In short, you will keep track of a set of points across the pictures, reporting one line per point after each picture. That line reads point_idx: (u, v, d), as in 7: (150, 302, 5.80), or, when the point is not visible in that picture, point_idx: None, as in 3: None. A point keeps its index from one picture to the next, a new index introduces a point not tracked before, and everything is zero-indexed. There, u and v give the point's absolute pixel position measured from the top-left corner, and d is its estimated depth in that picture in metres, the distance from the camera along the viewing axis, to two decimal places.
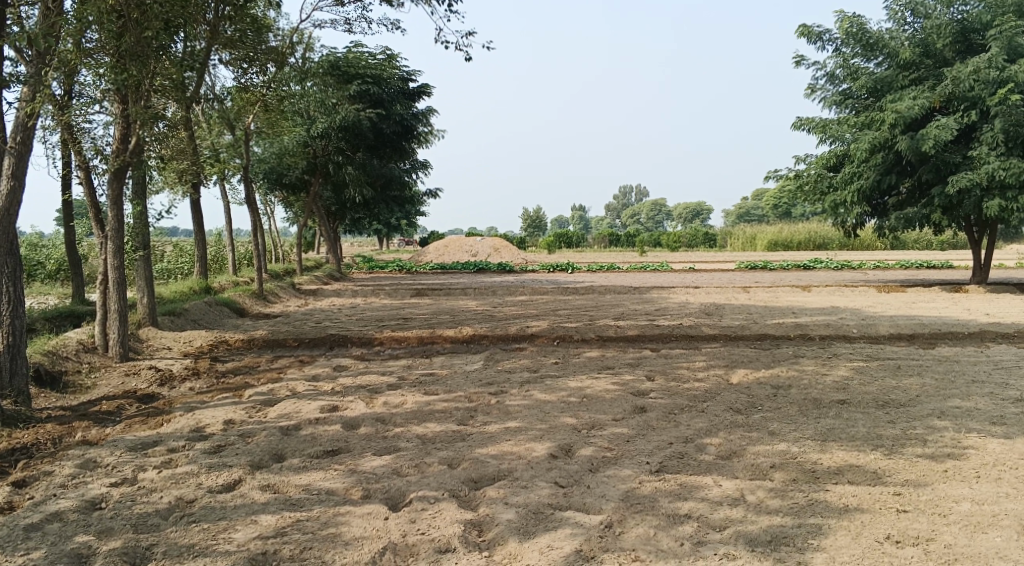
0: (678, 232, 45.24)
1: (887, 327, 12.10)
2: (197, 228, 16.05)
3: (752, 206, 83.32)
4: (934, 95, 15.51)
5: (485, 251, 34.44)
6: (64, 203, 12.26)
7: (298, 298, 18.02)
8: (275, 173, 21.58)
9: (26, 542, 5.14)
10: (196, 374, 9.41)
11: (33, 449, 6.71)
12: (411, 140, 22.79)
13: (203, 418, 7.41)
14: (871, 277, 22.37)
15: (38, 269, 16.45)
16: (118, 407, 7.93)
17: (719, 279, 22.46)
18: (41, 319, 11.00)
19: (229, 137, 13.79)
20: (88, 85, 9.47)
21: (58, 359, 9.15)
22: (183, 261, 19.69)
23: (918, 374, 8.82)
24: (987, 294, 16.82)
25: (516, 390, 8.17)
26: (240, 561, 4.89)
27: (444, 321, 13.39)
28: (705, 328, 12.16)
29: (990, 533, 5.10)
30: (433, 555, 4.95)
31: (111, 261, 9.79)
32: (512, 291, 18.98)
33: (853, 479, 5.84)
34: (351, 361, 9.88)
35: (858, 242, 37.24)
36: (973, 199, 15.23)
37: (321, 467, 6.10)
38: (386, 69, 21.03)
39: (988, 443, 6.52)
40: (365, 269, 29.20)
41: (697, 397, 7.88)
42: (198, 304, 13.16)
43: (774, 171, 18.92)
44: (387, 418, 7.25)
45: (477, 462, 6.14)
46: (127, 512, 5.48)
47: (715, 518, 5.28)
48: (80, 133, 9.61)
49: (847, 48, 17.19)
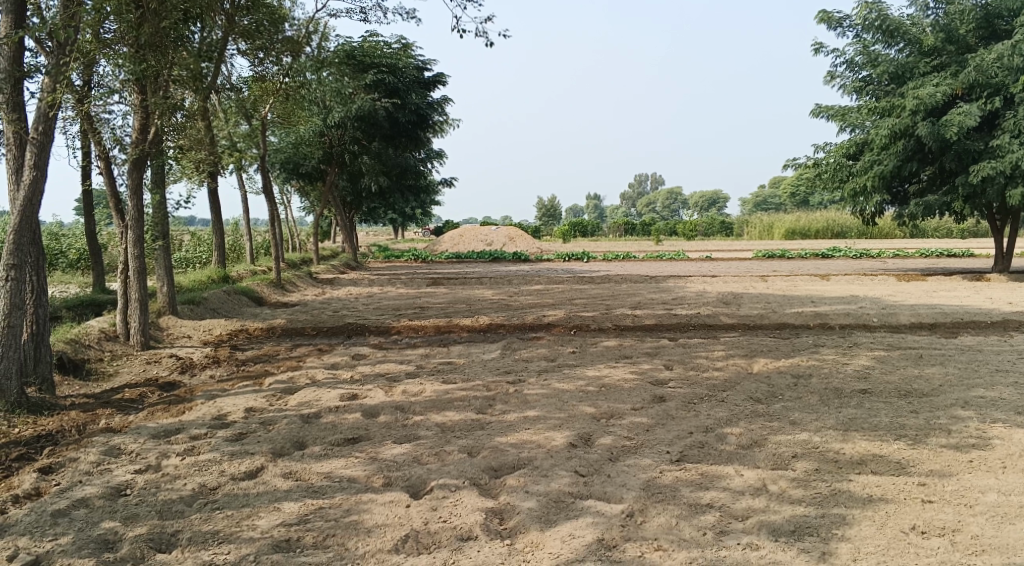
0: (694, 221, 45.18)
1: (907, 317, 11.98)
2: (215, 218, 16.13)
3: (769, 195, 82.79)
4: (957, 81, 15.29)
5: (500, 241, 34.43)
6: (85, 193, 12.36)
7: (315, 287, 18.10)
8: (291, 162, 21.65)
9: (54, 528, 5.20)
10: (216, 362, 9.48)
11: (58, 436, 6.79)
12: (426, 130, 22.77)
13: (224, 406, 7.46)
14: (891, 266, 22.16)
15: (59, 258, 16.59)
16: (140, 395, 8.00)
17: (735, 268, 22.32)
18: (64, 307, 11.12)
19: (246, 127, 13.86)
20: (107, 75, 9.51)
21: (81, 347, 9.23)
22: (201, 250, 19.83)
23: (940, 364, 8.73)
24: (1009, 283, 16.63)
25: (534, 379, 8.17)
26: (263, 547, 4.92)
27: (461, 310, 13.40)
28: (723, 317, 12.11)
29: (1017, 524, 5.04)
30: (455, 543, 4.95)
31: (131, 251, 9.85)
32: (529, 280, 18.96)
33: (876, 469, 5.80)
34: (370, 349, 9.90)
35: (877, 231, 36.92)
36: (996, 188, 15.02)
37: (342, 455, 6.12)
38: (402, 58, 21.01)
39: (1014, 433, 6.44)
40: (381, 259, 29.30)
41: (716, 387, 7.85)
42: (217, 293, 13.23)
43: (792, 159, 18.77)
44: (406, 406, 7.27)
45: (497, 451, 6.14)
46: (151, 498, 5.53)
47: (737, 507, 5.26)
48: (99, 124, 9.67)
49: (867, 34, 16.96)
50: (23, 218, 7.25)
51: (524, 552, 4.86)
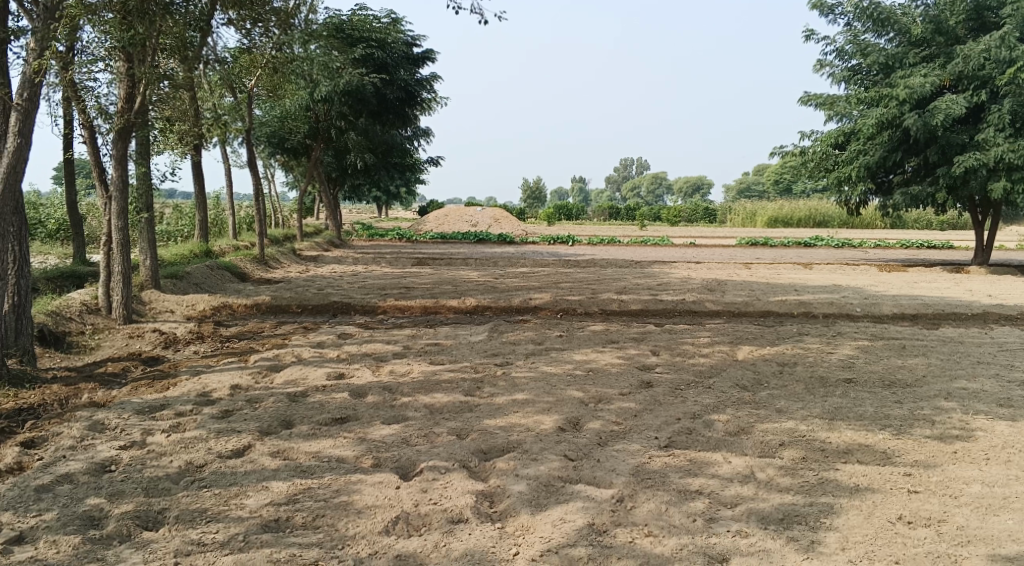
0: (678, 207, 45.64)
1: (890, 307, 12.06)
2: (198, 190, 15.92)
3: (753, 183, 83.29)
4: (944, 73, 15.37)
5: (485, 222, 34.35)
6: (66, 162, 12.12)
7: (299, 264, 17.93)
8: (276, 137, 21.39)
9: (38, 503, 5.13)
10: (200, 338, 9.39)
11: (40, 409, 6.70)
12: (414, 107, 22.58)
13: (210, 382, 7.39)
14: (872, 256, 22.32)
15: (38, 229, 16.32)
16: (123, 369, 7.91)
17: (720, 254, 22.40)
18: (44, 279, 10.93)
19: (231, 99, 13.68)
20: (92, 42, 9.33)
21: (62, 319, 9.11)
22: (183, 223, 19.59)
23: (923, 355, 8.82)
24: (989, 276, 16.80)
25: (521, 362, 8.17)
26: (253, 527, 4.88)
27: (446, 291, 13.32)
28: (708, 303, 12.16)
29: (1001, 516, 5.10)
30: (446, 525, 4.94)
31: (115, 222, 9.68)
32: (514, 262, 18.92)
33: (862, 458, 5.85)
34: (356, 329, 9.84)
35: (859, 220, 37.13)
36: (979, 180, 15.12)
37: (330, 435, 6.09)
38: (391, 33, 20.76)
39: (996, 426, 6.52)
40: (365, 237, 29.10)
41: (703, 373, 7.88)
42: (200, 268, 13.09)
43: (779, 146, 18.82)
44: (394, 386, 7.24)
45: (486, 434, 6.14)
46: (137, 475, 5.47)
47: (726, 495, 5.30)
48: (84, 92, 9.49)
49: (857, 22, 16.97)
50: (5, 187, 7.10)
51: (515, 536, 4.86)
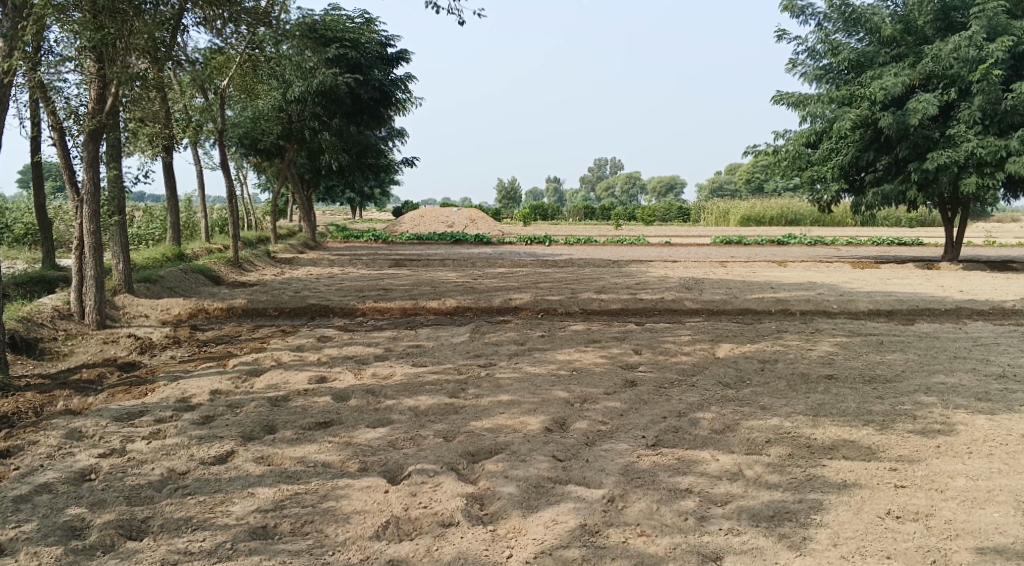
0: (653, 207, 46.08)
1: (866, 303, 12.18)
2: (170, 193, 15.69)
3: (726, 182, 84.29)
4: (915, 72, 15.56)
5: (461, 223, 34.27)
6: (33, 165, 11.85)
7: (274, 267, 17.75)
8: (249, 138, 21.11)
9: (16, 514, 5.01)
10: (177, 342, 9.23)
11: (15, 418, 6.55)
12: (389, 108, 22.43)
13: (189, 388, 7.26)
14: (845, 253, 22.55)
15: (5, 233, 15.95)
16: (99, 375, 7.76)
17: (695, 253, 22.48)
18: (12, 284, 10.69)
19: (201, 100, 13.52)
20: (60, 42, 9.13)
21: (33, 326, 8.92)
22: (154, 226, 19.31)
23: (900, 350, 8.91)
24: (959, 272, 17.04)
25: (505, 363, 8.12)
26: (240, 534, 4.80)
27: (425, 292, 13.20)
28: (688, 300, 12.20)
29: (987, 509, 5.16)
30: (437, 529, 4.90)
31: (87, 226, 9.44)
32: (491, 262, 18.86)
33: (848, 454, 5.90)
34: (335, 332, 9.72)
35: (831, 218, 37.63)
36: (950, 177, 15.32)
37: (315, 440, 6.01)
38: (365, 33, 20.69)
39: (976, 420, 6.59)
40: (340, 239, 28.90)
41: (685, 371, 7.90)
42: (174, 272, 12.89)
43: (753, 145, 18.92)
44: (377, 389, 7.16)
45: (473, 436, 6.10)
46: (118, 484, 5.35)
47: (716, 493, 5.31)
48: (54, 94, 9.27)
49: (828, 22, 17.17)
50: None
51: (507, 538, 4.82)
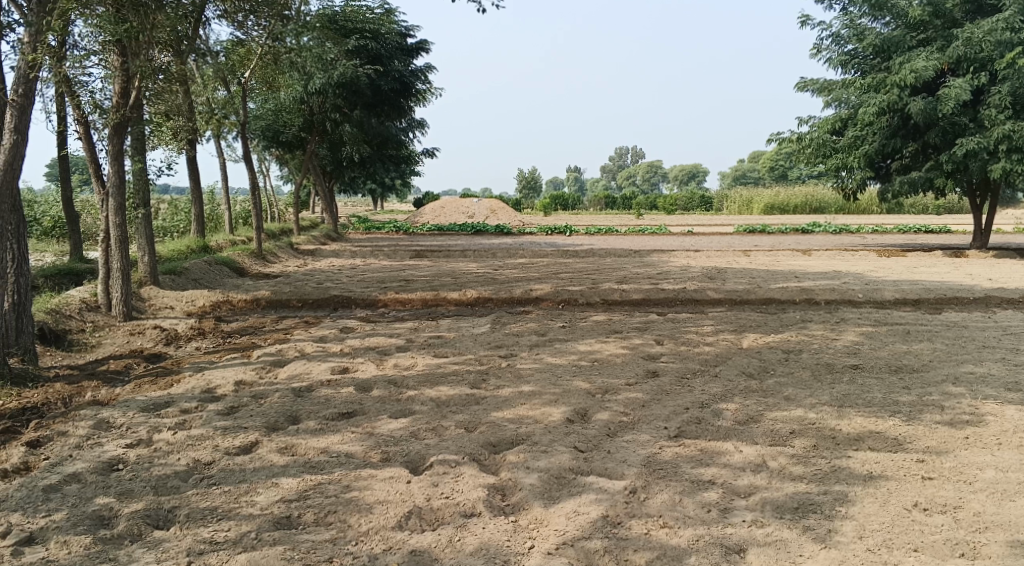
0: (675, 196, 45.65)
1: (892, 292, 12.00)
2: (194, 185, 15.81)
3: (748, 171, 83.59)
4: (944, 57, 15.23)
5: (483, 213, 34.18)
6: (60, 158, 11.98)
7: (296, 258, 17.85)
8: (271, 129, 21.29)
9: (46, 504, 5.09)
10: (202, 333, 9.32)
11: (44, 408, 6.65)
12: (409, 98, 22.33)
13: (213, 379, 7.33)
14: (871, 241, 22.24)
15: (33, 226, 16.17)
16: (126, 366, 7.86)
17: (718, 243, 22.26)
18: (40, 277, 10.85)
19: (224, 93, 13.62)
20: (84, 37, 9.18)
21: (62, 317, 9.04)
22: (178, 218, 19.49)
23: (928, 340, 8.78)
24: (988, 260, 16.77)
25: (525, 353, 8.12)
26: (264, 524, 4.84)
27: (446, 283, 13.20)
28: (710, 290, 12.09)
29: (1017, 501, 5.08)
30: (459, 519, 4.91)
31: (113, 219, 9.53)
32: (512, 253, 18.83)
33: (874, 445, 5.83)
34: (358, 323, 9.76)
35: (857, 206, 37.12)
36: (979, 163, 15.03)
37: (338, 430, 6.04)
38: (385, 23, 20.56)
39: (1006, 410, 6.49)
40: (362, 230, 28.97)
41: (708, 362, 7.85)
42: (198, 264, 12.98)
43: (776, 133, 18.68)
44: (399, 380, 7.18)
45: (495, 426, 6.10)
46: (145, 474, 5.42)
47: (739, 484, 5.27)
48: (78, 88, 9.36)
49: (854, 7, 16.84)
50: (5, 184, 7.08)
51: (528, 529, 4.82)
